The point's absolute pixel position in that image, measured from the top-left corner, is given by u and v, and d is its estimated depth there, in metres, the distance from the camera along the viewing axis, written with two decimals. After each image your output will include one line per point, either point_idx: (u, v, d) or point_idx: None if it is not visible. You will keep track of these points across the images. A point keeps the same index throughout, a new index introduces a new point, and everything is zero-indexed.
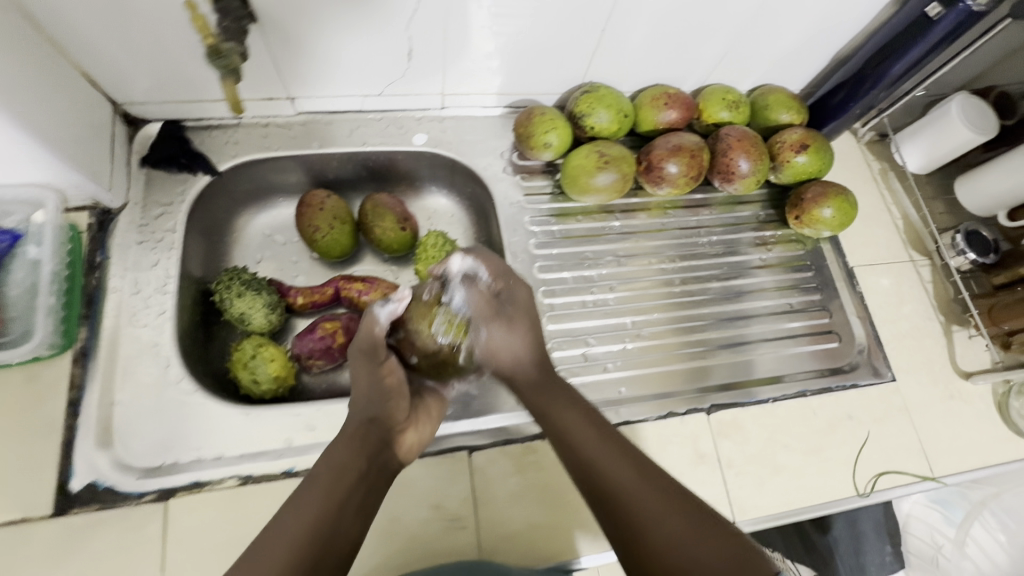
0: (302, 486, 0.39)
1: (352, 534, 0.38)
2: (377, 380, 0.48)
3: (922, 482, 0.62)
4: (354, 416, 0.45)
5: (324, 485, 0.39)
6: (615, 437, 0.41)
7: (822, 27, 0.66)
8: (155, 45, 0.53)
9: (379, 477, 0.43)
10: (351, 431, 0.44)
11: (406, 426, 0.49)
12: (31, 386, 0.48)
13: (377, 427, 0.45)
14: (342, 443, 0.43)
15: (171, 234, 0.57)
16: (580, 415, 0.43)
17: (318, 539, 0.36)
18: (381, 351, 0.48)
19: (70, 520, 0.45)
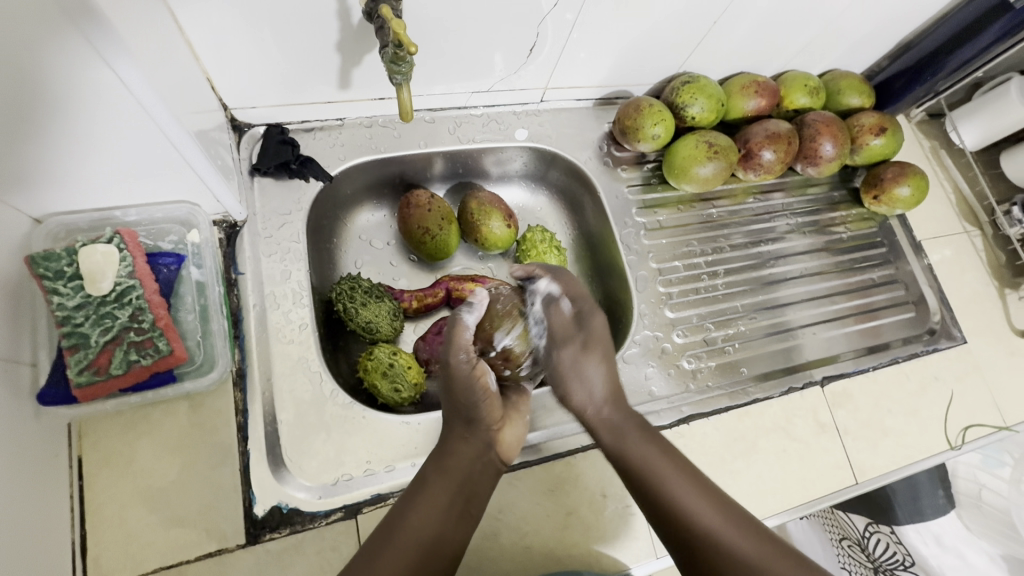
0: (410, 489, 0.44)
1: (456, 539, 0.42)
2: (472, 384, 0.46)
3: (1000, 431, 0.68)
4: (453, 422, 0.47)
5: (431, 491, 0.43)
6: (693, 471, 0.45)
7: (903, 17, 0.69)
8: (283, 49, 0.50)
9: (479, 480, 0.45)
10: (452, 438, 0.46)
11: (502, 425, 0.48)
12: (198, 414, 0.46)
13: (474, 432, 0.46)
14: (448, 451, 0.45)
15: (296, 244, 0.55)
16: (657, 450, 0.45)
17: (426, 542, 0.40)
18: (470, 357, 0.47)
19: (266, 546, 0.44)
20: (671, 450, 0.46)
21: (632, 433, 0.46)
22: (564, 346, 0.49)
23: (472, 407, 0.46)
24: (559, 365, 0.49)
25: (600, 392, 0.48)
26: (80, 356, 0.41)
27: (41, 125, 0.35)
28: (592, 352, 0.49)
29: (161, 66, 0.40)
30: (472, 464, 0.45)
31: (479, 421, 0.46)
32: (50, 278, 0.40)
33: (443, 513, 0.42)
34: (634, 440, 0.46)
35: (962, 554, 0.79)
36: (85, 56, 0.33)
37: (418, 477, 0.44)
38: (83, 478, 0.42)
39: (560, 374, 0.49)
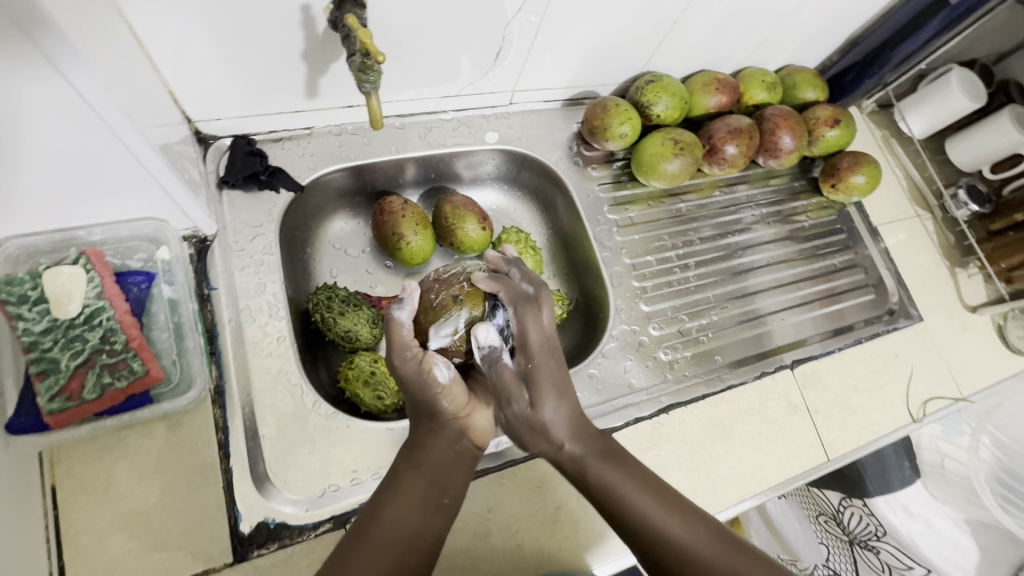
0: (384, 485, 0.43)
1: (433, 533, 0.40)
2: (425, 377, 0.45)
3: (956, 402, 0.72)
4: (419, 416, 0.46)
5: (404, 485, 0.42)
6: (666, 493, 0.45)
7: (850, 14, 0.73)
8: (248, 61, 0.49)
9: (452, 475, 0.44)
10: (421, 433, 0.46)
11: (471, 411, 0.47)
12: (177, 435, 0.45)
13: (443, 423, 0.46)
14: (419, 444, 0.45)
15: (269, 256, 0.55)
16: (627, 474, 0.46)
17: (400, 537, 0.39)
18: (414, 353, 0.46)
19: (254, 563, 0.43)
20: (632, 466, 0.47)
21: (594, 462, 0.47)
22: (515, 399, 0.47)
23: (434, 396, 0.45)
24: (514, 418, 0.48)
25: (558, 432, 0.48)
26: (50, 382, 0.40)
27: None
28: (547, 392, 0.47)
29: (120, 79, 0.38)
30: (443, 457, 0.45)
31: (443, 413, 0.46)
32: (14, 304, 0.40)
33: (417, 506, 0.41)
34: (594, 465, 0.47)
35: (929, 521, 0.83)
36: (43, 72, 0.32)
37: (390, 473, 0.43)
38: (58, 507, 0.41)
39: (519, 427, 0.48)
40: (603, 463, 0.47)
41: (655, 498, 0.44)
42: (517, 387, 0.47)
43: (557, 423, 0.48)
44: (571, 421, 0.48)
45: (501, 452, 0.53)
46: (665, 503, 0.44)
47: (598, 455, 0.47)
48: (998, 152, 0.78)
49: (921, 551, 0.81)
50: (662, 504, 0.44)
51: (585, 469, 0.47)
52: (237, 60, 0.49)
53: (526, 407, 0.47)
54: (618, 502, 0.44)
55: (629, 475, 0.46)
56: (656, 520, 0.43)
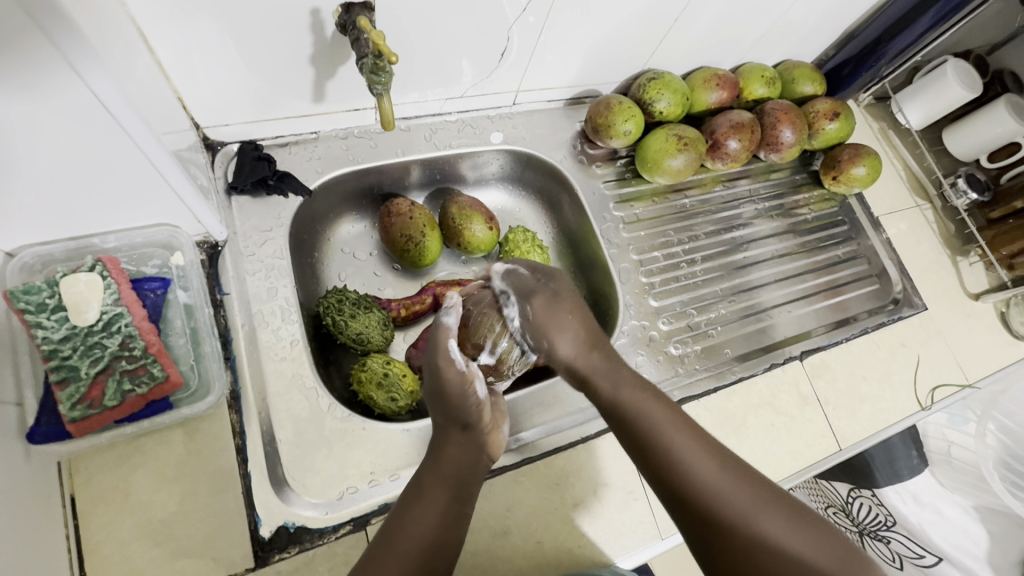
0: (407, 496, 0.43)
1: (455, 540, 0.41)
2: (465, 384, 0.46)
3: (963, 389, 0.72)
4: (448, 427, 0.46)
5: (427, 498, 0.42)
6: (692, 427, 0.44)
7: (847, 9, 0.74)
8: (256, 66, 0.49)
9: (471, 481, 0.44)
10: (448, 444, 0.45)
11: (492, 427, 0.48)
12: (195, 442, 0.45)
13: (470, 436, 0.45)
14: (444, 455, 0.44)
15: (279, 260, 0.55)
16: (658, 403, 0.45)
17: (427, 544, 0.39)
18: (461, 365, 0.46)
19: (276, 567, 0.43)
20: (665, 401, 0.46)
21: (619, 393, 0.46)
22: (511, 334, 0.50)
23: (468, 409, 0.45)
24: (517, 350, 0.50)
25: (567, 355, 0.49)
26: (70, 390, 0.40)
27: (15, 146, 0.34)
28: (549, 327, 0.49)
29: (132, 84, 0.38)
30: (466, 466, 0.44)
31: (473, 426, 0.46)
32: (32, 312, 0.40)
33: (440, 516, 0.41)
34: (622, 397, 0.46)
35: (938, 509, 0.84)
36: (60, 75, 0.32)
37: (414, 482, 0.43)
38: (77, 518, 0.41)
39: (525, 357, 0.50)
40: (636, 396, 0.46)
41: (689, 433, 0.43)
42: (508, 331, 0.50)
43: (568, 351, 0.49)
44: (585, 351, 0.49)
45: (515, 451, 0.53)
46: (701, 443, 0.42)
47: (630, 385, 0.46)
48: (995, 140, 0.79)
49: (931, 539, 0.83)
50: (699, 445, 0.42)
51: (611, 401, 0.46)
52: (244, 65, 0.49)
53: (522, 337, 0.49)
54: (647, 439, 0.43)
55: (666, 414, 0.44)
56: (690, 453, 0.42)
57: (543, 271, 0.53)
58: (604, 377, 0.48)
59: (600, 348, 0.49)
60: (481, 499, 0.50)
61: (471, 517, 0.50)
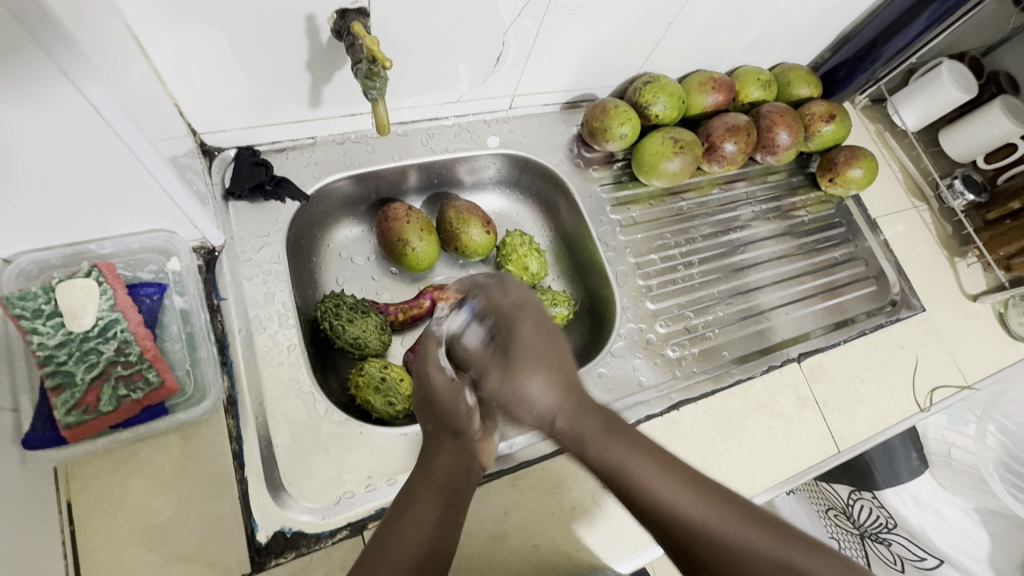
0: (399, 503, 0.42)
1: (449, 546, 0.41)
2: (455, 394, 0.47)
3: (962, 390, 0.72)
4: (439, 435, 0.47)
5: (422, 505, 0.42)
6: (674, 465, 0.40)
7: (841, 12, 0.74)
8: (252, 72, 0.50)
9: (463, 489, 0.45)
10: (440, 452, 0.46)
11: (482, 435, 0.49)
12: (192, 446, 0.45)
13: (460, 445, 0.47)
14: (435, 464, 0.45)
15: (277, 265, 0.55)
16: (633, 448, 0.41)
17: (424, 548, 0.39)
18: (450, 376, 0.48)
19: (273, 572, 0.43)
20: (639, 440, 0.42)
21: (594, 437, 0.42)
22: (488, 371, 0.46)
23: (459, 414, 0.47)
24: (495, 393, 0.46)
25: (548, 403, 0.43)
26: (66, 396, 0.40)
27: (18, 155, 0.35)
28: (520, 367, 0.44)
29: (127, 90, 0.39)
30: (457, 474, 0.45)
31: (463, 433, 0.47)
32: (28, 318, 0.40)
33: (435, 523, 0.41)
34: (597, 441, 0.41)
35: (938, 511, 0.84)
36: (57, 85, 0.32)
37: (405, 490, 0.43)
38: (74, 523, 0.41)
39: (503, 401, 0.45)
40: (611, 441, 0.41)
41: (670, 478, 0.39)
42: (486, 361, 0.46)
43: (542, 398, 0.43)
44: (561, 390, 0.44)
45: (513, 455, 0.53)
46: (689, 486, 0.39)
47: (601, 432, 0.42)
48: (991, 141, 0.79)
49: (933, 542, 0.82)
50: (684, 485, 0.39)
51: (587, 447, 0.42)
52: (240, 71, 0.49)
53: (499, 374, 0.45)
54: (634, 491, 0.39)
55: (647, 457, 0.40)
56: (674, 504, 0.38)
57: (522, 291, 0.49)
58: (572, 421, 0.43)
59: (570, 383, 0.44)
60: (479, 504, 0.50)
61: (468, 520, 0.49)
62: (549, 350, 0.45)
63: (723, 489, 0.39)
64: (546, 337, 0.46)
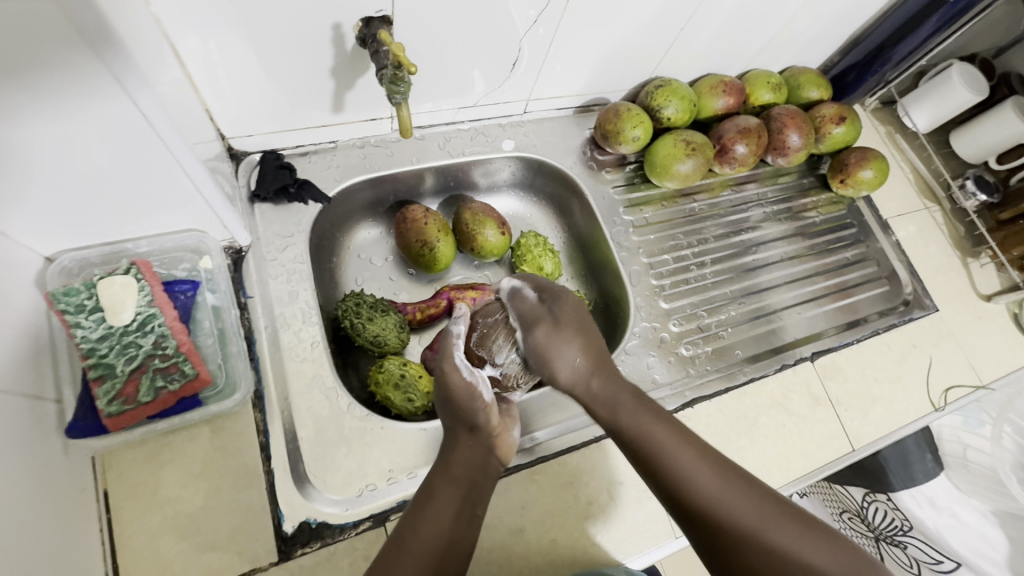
0: (419, 498, 0.43)
1: (470, 539, 0.41)
2: (472, 390, 0.47)
3: (977, 390, 0.72)
4: (456, 430, 0.47)
5: (440, 499, 0.42)
6: (701, 445, 0.43)
7: (849, 16, 0.75)
8: (279, 79, 0.52)
9: (482, 483, 0.45)
10: (458, 446, 0.46)
11: (500, 430, 0.48)
12: (221, 439, 0.46)
13: (477, 438, 0.47)
14: (453, 459, 0.45)
15: (300, 265, 0.57)
16: (664, 423, 0.44)
17: (442, 543, 0.40)
18: (464, 373, 0.48)
19: (299, 562, 0.44)
20: (669, 418, 0.45)
21: (624, 404, 0.46)
22: (537, 325, 0.49)
23: (476, 411, 0.47)
24: (538, 341, 0.48)
25: (584, 365, 0.47)
26: (108, 386, 0.42)
27: (49, 158, 0.36)
28: (555, 347, 0.48)
29: (167, 96, 0.40)
30: (476, 469, 0.45)
31: (481, 427, 0.47)
32: (71, 313, 0.42)
33: (453, 518, 0.41)
34: (627, 410, 0.45)
35: (955, 513, 0.83)
36: (108, 92, 0.34)
37: (424, 485, 0.44)
38: (110, 511, 0.42)
39: (541, 348, 0.48)
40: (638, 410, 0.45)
41: (695, 453, 0.42)
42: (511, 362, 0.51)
43: (572, 370, 0.47)
44: (597, 362, 0.48)
45: (530, 450, 0.54)
46: (710, 462, 0.41)
47: (633, 403, 0.46)
48: (1002, 142, 0.79)
49: (949, 544, 0.81)
50: (706, 461, 0.41)
51: (615, 415, 0.45)
52: (268, 78, 0.51)
53: (549, 325, 0.48)
54: (649, 448, 0.43)
55: (668, 427, 0.44)
56: (695, 474, 0.41)
57: (550, 290, 0.51)
58: (601, 390, 0.47)
59: (602, 372, 0.48)
60: (497, 497, 0.51)
61: (487, 514, 0.50)
62: (587, 323, 0.50)
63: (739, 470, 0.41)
64: (585, 314, 0.51)
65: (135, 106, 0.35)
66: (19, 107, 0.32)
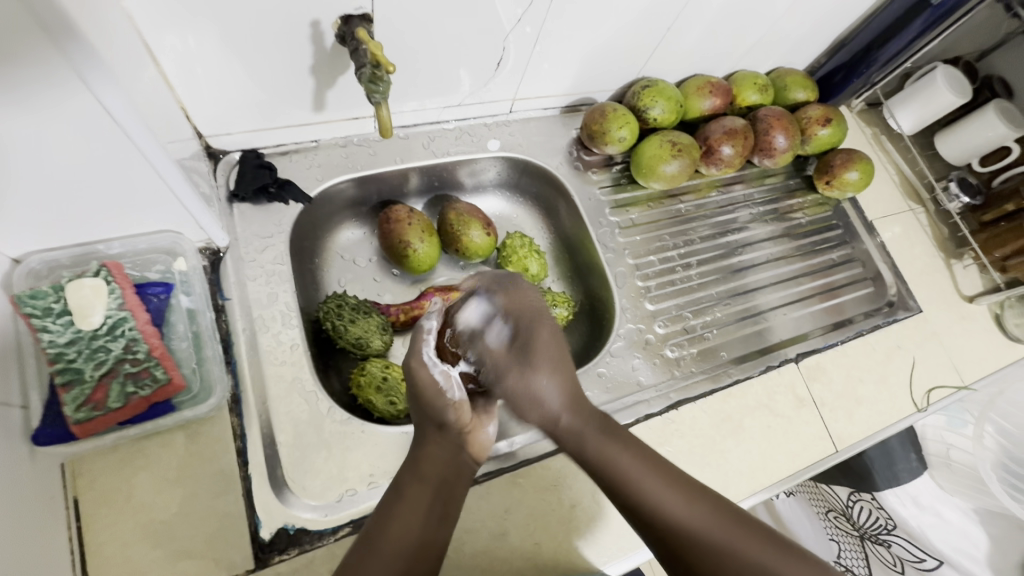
0: (389, 496, 0.42)
1: (439, 541, 0.41)
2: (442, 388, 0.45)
3: (959, 391, 0.72)
4: (425, 426, 0.45)
5: (410, 499, 0.41)
6: (667, 469, 0.42)
7: (836, 18, 0.76)
8: (258, 76, 0.51)
9: (454, 483, 0.44)
10: (426, 443, 0.44)
11: (471, 428, 0.47)
12: (197, 444, 0.45)
13: (447, 434, 0.45)
14: (423, 455, 0.43)
15: (280, 266, 0.56)
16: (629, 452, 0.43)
17: (410, 547, 0.39)
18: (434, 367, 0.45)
19: (276, 568, 0.43)
20: (636, 445, 0.44)
21: (594, 437, 0.44)
22: (507, 372, 0.45)
23: (444, 407, 0.45)
24: (509, 390, 0.45)
25: (556, 404, 0.45)
26: (75, 393, 0.41)
27: (15, 159, 0.35)
28: (539, 365, 0.45)
29: (138, 93, 0.40)
30: (447, 468, 0.44)
31: (450, 425, 0.45)
32: (39, 316, 0.41)
33: (424, 518, 0.40)
34: (595, 440, 0.43)
35: (938, 512, 0.84)
36: (73, 88, 0.33)
37: (394, 484, 0.43)
38: (80, 519, 0.42)
39: (514, 398, 0.45)
40: (610, 444, 0.43)
41: (662, 479, 0.41)
42: (506, 360, 0.46)
43: (553, 398, 0.44)
44: (569, 394, 0.45)
45: (513, 453, 0.54)
46: (677, 487, 0.41)
47: (600, 434, 0.44)
48: (986, 145, 0.80)
49: (932, 543, 0.82)
50: (672, 487, 0.41)
51: (585, 446, 0.44)
52: (246, 76, 0.50)
53: (518, 373, 0.45)
54: (618, 480, 0.42)
55: (635, 455, 0.43)
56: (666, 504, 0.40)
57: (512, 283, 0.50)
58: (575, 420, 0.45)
59: (580, 404, 0.45)
60: (479, 501, 0.51)
61: (468, 518, 0.50)
62: (562, 354, 0.46)
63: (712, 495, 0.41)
64: (558, 341, 0.47)
65: (100, 102, 0.34)
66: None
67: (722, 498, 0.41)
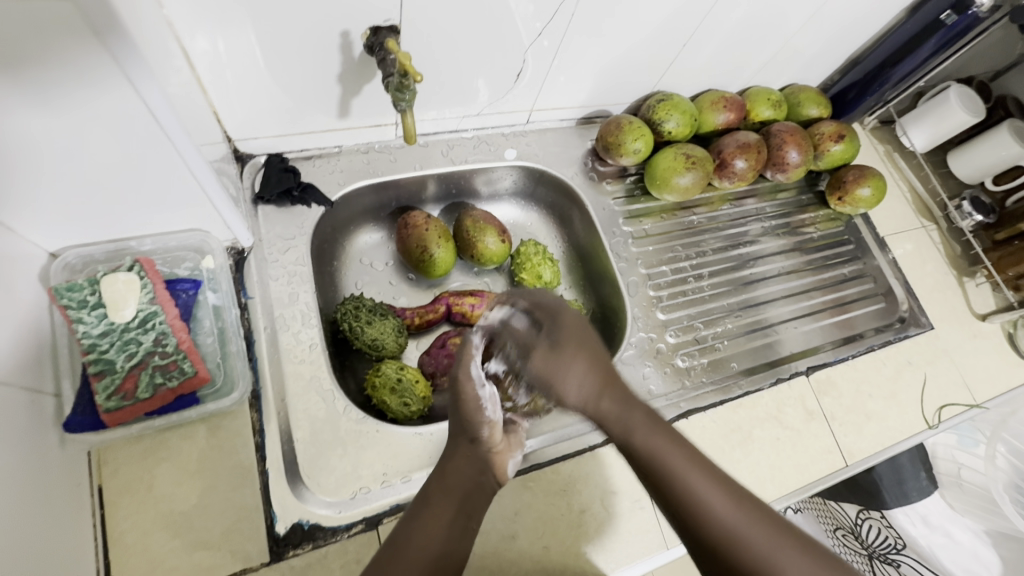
0: (412, 507, 0.42)
1: (462, 550, 0.40)
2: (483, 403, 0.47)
3: (971, 409, 0.72)
4: (457, 439, 0.46)
5: (433, 507, 0.41)
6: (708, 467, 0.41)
7: (849, 36, 0.77)
8: (285, 82, 0.53)
9: (477, 497, 0.44)
10: (455, 456, 0.45)
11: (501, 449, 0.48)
12: (217, 437, 0.46)
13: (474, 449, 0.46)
14: (450, 468, 0.44)
15: (300, 267, 0.57)
16: (668, 441, 0.42)
17: (435, 553, 0.38)
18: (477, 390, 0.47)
19: (290, 563, 0.44)
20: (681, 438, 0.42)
21: (637, 425, 0.43)
22: None
23: (479, 423, 0.46)
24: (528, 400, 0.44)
25: (583, 394, 0.45)
26: (107, 382, 0.43)
27: (56, 152, 0.37)
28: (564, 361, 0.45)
29: (174, 92, 0.41)
30: (471, 482, 0.44)
31: (481, 440, 0.46)
32: (74, 308, 0.43)
33: (448, 526, 0.40)
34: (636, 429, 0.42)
35: (949, 532, 0.83)
36: (117, 86, 0.34)
37: (419, 494, 0.43)
38: (104, 507, 0.43)
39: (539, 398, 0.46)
40: (653, 432, 0.42)
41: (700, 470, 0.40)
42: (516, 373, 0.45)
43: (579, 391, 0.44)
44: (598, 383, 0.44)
45: (526, 456, 0.55)
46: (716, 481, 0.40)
47: (645, 420, 0.43)
48: (998, 164, 0.80)
49: (943, 564, 0.81)
50: (715, 482, 0.40)
51: (628, 433, 0.43)
52: (275, 82, 0.52)
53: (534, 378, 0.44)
54: (649, 456, 0.41)
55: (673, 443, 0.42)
56: (707, 497, 0.39)
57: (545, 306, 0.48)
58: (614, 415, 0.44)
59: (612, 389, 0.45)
60: (491, 503, 0.51)
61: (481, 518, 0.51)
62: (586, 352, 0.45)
63: (773, 512, 0.39)
64: (584, 344, 0.46)
65: (136, 98, 0.35)
66: (10, 103, 0.33)
67: (782, 515, 0.39)
